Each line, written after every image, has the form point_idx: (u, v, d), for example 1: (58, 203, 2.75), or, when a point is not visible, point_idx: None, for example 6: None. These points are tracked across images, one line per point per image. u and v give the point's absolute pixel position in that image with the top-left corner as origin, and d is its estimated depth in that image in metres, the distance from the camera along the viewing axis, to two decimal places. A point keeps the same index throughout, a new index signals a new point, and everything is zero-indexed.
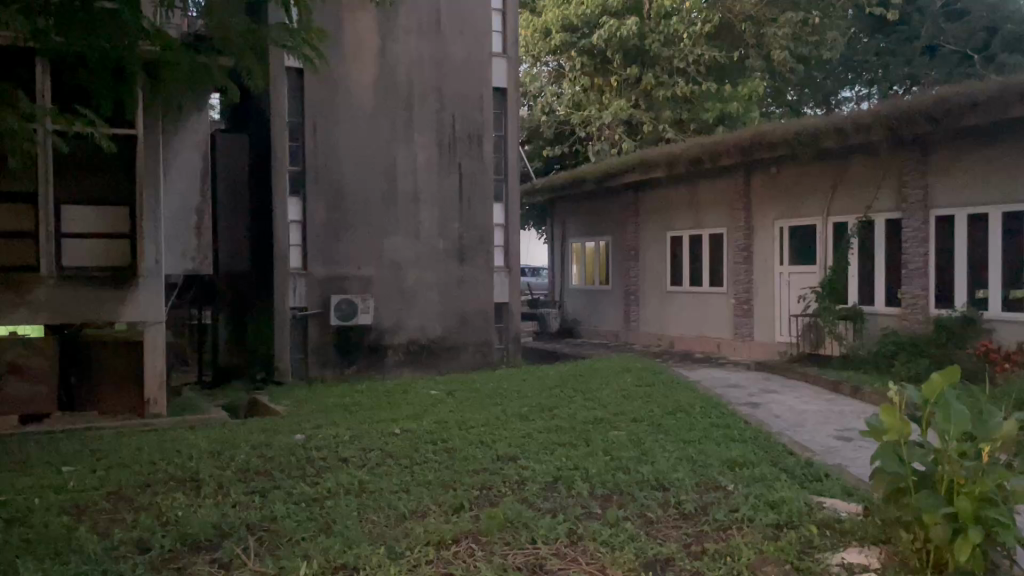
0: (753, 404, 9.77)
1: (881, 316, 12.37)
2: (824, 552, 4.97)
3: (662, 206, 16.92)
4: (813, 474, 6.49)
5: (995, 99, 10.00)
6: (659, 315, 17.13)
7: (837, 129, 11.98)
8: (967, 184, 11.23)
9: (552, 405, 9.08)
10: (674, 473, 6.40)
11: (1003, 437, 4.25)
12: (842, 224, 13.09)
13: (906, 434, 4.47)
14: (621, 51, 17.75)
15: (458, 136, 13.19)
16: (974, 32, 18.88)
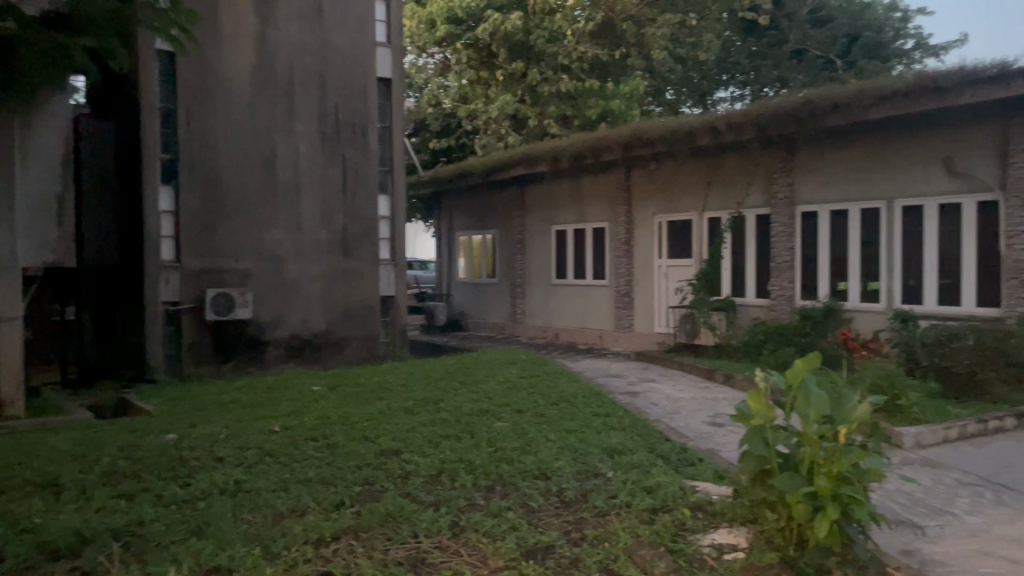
0: (632, 393, 10.06)
1: (751, 308, 12.99)
2: (696, 534, 5.18)
3: (547, 200, 17.14)
4: (687, 460, 6.74)
5: (852, 102, 10.63)
6: (544, 308, 17.35)
7: (711, 128, 12.47)
8: (829, 183, 11.93)
9: (437, 398, 9.05)
10: (556, 462, 6.50)
11: (857, 419, 4.52)
12: (717, 220, 13.64)
13: (771, 417, 4.70)
14: (507, 46, 17.79)
15: (341, 126, 12.92)
16: (837, 38, 20.21)
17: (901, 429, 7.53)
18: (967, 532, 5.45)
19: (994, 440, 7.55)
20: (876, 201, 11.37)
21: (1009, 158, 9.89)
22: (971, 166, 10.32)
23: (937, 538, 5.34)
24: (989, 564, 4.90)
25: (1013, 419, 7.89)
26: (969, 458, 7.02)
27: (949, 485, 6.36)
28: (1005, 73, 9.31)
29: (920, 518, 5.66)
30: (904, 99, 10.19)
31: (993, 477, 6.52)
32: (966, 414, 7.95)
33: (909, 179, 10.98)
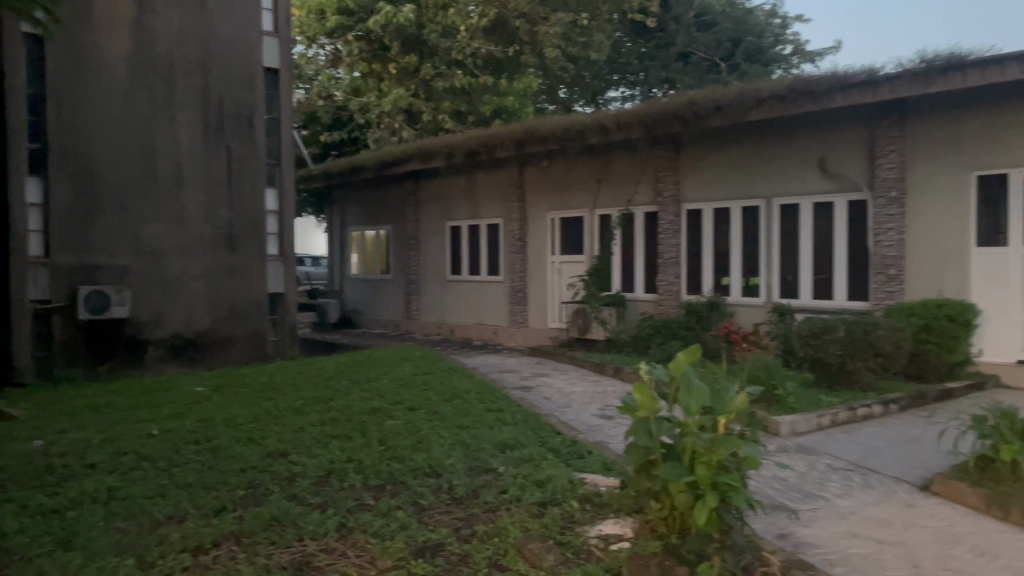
0: (524, 388, 10.14)
1: (640, 302, 13.35)
2: (584, 525, 5.26)
3: (441, 195, 17.06)
4: (576, 452, 6.84)
5: (734, 104, 11.03)
6: (439, 304, 17.27)
7: (601, 126, 12.70)
8: (712, 182, 12.38)
9: (327, 397, 8.86)
10: (447, 459, 6.47)
11: (734, 409, 4.71)
12: (607, 216, 13.93)
13: (655, 409, 4.83)
14: (400, 39, 17.54)
15: (226, 116, 12.45)
16: (721, 42, 20.90)
17: (777, 417, 7.89)
18: (838, 514, 5.75)
19: (863, 426, 8.00)
20: (756, 199, 11.86)
21: (876, 160, 10.43)
22: (842, 167, 10.86)
23: (810, 521, 5.61)
24: (857, 545, 5.19)
25: (880, 406, 8.36)
26: (839, 444, 7.42)
27: (822, 470, 6.70)
28: (873, 79, 9.78)
29: (795, 503, 5.94)
30: (782, 101, 10.63)
31: (862, 461, 6.90)
32: (837, 402, 8.39)
33: (786, 179, 11.50)
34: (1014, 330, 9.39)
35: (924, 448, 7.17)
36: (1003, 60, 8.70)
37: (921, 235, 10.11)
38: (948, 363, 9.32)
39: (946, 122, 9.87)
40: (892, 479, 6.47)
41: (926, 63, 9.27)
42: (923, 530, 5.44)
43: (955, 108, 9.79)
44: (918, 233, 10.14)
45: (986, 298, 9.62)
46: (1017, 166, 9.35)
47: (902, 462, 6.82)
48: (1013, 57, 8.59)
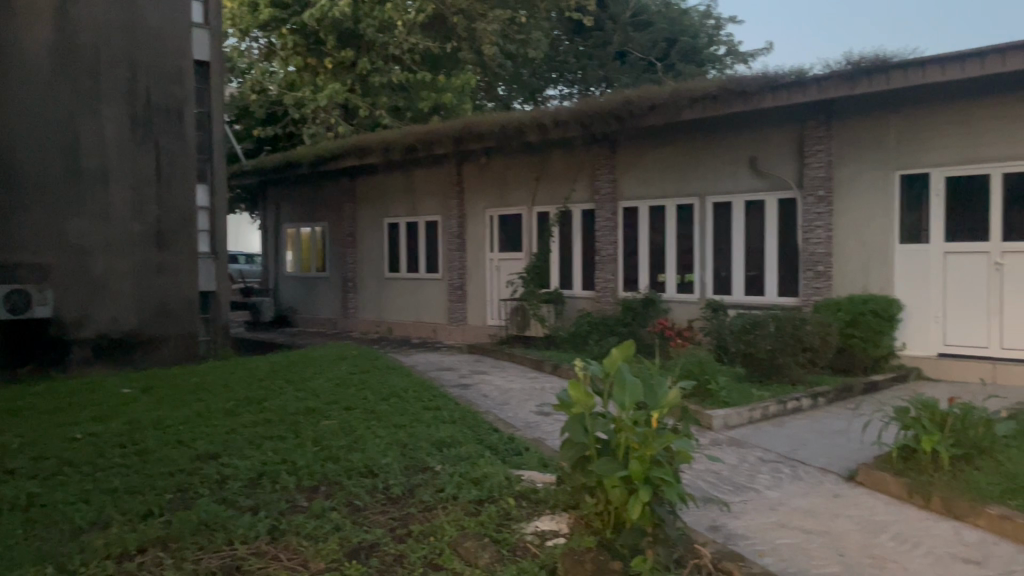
0: (463, 385, 10.12)
1: (578, 299, 13.46)
2: (520, 522, 5.27)
3: (378, 192, 16.90)
4: (514, 449, 6.85)
5: (668, 104, 11.18)
6: (377, 302, 17.11)
7: (538, 124, 12.75)
8: (648, 180, 12.55)
9: (261, 397, 8.69)
10: (383, 459, 6.41)
11: (667, 404, 4.77)
12: (545, 213, 14.01)
13: (590, 405, 4.87)
14: (335, 33, 17.07)
15: (154, 110, 12.09)
16: (657, 42, 21.13)
17: (710, 411, 8.04)
18: (768, 505, 5.88)
19: (793, 418, 8.20)
20: (690, 197, 12.07)
21: (805, 159, 10.69)
22: (772, 166, 11.12)
23: (741, 513, 5.73)
24: (786, 535, 5.32)
25: (809, 399, 8.58)
26: (770, 436, 7.60)
27: (753, 463, 6.84)
28: (802, 80, 10.02)
29: (727, 495, 6.06)
30: (715, 101, 10.82)
31: (791, 453, 7.07)
32: (768, 395, 8.59)
33: (719, 178, 11.72)
34: (934, 324, 9.72)
35: (850, 439, 7.38)
36: (925, 64, 8.97)
37: (848, 233, 10.40)
38: (873, 356, 9.62)
39: (870, 123, 10.16)
40: (820, 470, 6.65)
41: (852, 65, 9.51)
42: (849, 519, 5.60)
43: (879, 111, 10.08)
44: (844, 230, 10.43)
45: (909, 293, 9.93)
46: (937, 166, 9.67)
47: (829, 453, 7.03)
48: (933, 60, 8.88)
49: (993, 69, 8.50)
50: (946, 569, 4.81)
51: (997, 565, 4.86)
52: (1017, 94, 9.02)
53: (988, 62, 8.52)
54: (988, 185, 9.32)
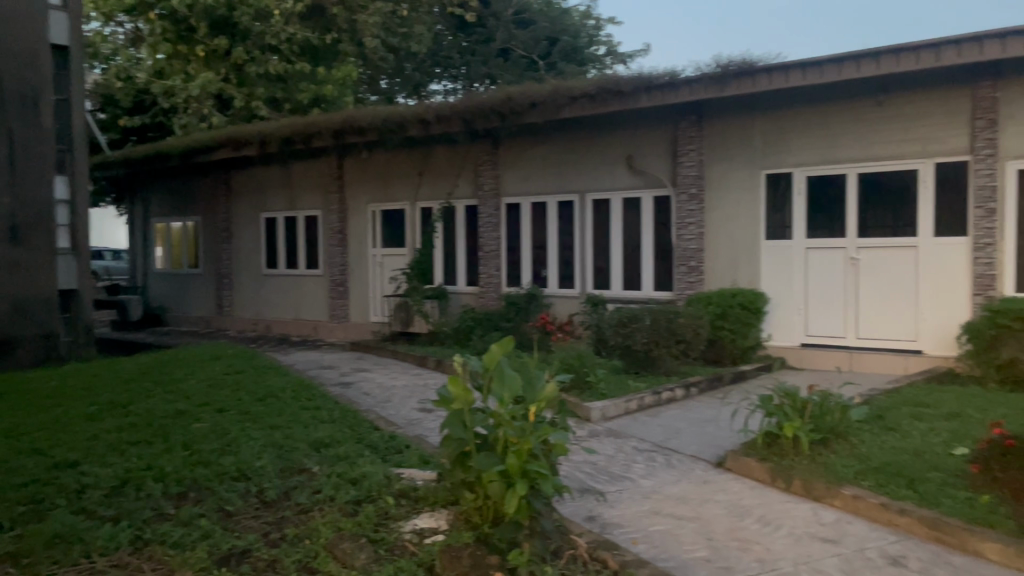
0: (343, 383, 9.94)
1: (462, 295, 13.50)
2: (399, 521, 5.21)
3: (255, 185, 16.37)
4: (394, 447, 6.78)
5: (548, 101, 11.34)
6: (254, 299, 16.58)
7: (420, 119, 12.67)
8: (529, 177, 12.71)
9: (126, 400, 8.26)
10: (258, 461, 6.21)
11: (545, 398, 4.84)
12: (428, 209, 13.96)
13: (469, 401, 4.83)
14: (208, 20, 16.41)
15: (7, 96, 11.26)
16: (539, 40, 21.22)
17: (589, 403, 8.23)
18: (642, 494, 6.06)
19: (667, 409, 8.48)
20: (571, 194, 12.29)
21: (678, 158, 11.07)
22: (648, 165, 11.45)
23: (617, 502, 5.88)
24: (658, 522, 5.49)
25: (682, 389, 8.89)
26: (645, 427, 7.83)
27: (628, 452, 7.03)
28: (674, 81, 10.35)
29: (603, 485, 6.20)
30: (592, 100, 11.06)
31: (665, 442, 7.32)
32: (644, 387, 8.85)
33: (598, 175, 11.99)
34: (797, 316, 10.26)
35: (719, 427, 7.69)
36: (785, 69, 9.44)
37: (718, 229, 10.84)
38: (741, 347, 10.05)
39: (739, 124, 10.62)
40: (691, 458, 6.90)
41: (721, 68, 9.88)
42: (717, 504, 5.84)
43: (747, 113, 10.55)
44: (716, 227, 10.87)
45: (774, 286, 10.44)
46: (799, 166, 10.20)
47: (700, 441, 7.31)
48: (794, 65, 9.34)
49: (849, 75, 9.00)
50: (804, 549, 5.09)
51: (850, 543, 5.17)
52: (869, 99, 9.62)
53: (845, 67, 9.01)
54: (845, 184, 9.91)
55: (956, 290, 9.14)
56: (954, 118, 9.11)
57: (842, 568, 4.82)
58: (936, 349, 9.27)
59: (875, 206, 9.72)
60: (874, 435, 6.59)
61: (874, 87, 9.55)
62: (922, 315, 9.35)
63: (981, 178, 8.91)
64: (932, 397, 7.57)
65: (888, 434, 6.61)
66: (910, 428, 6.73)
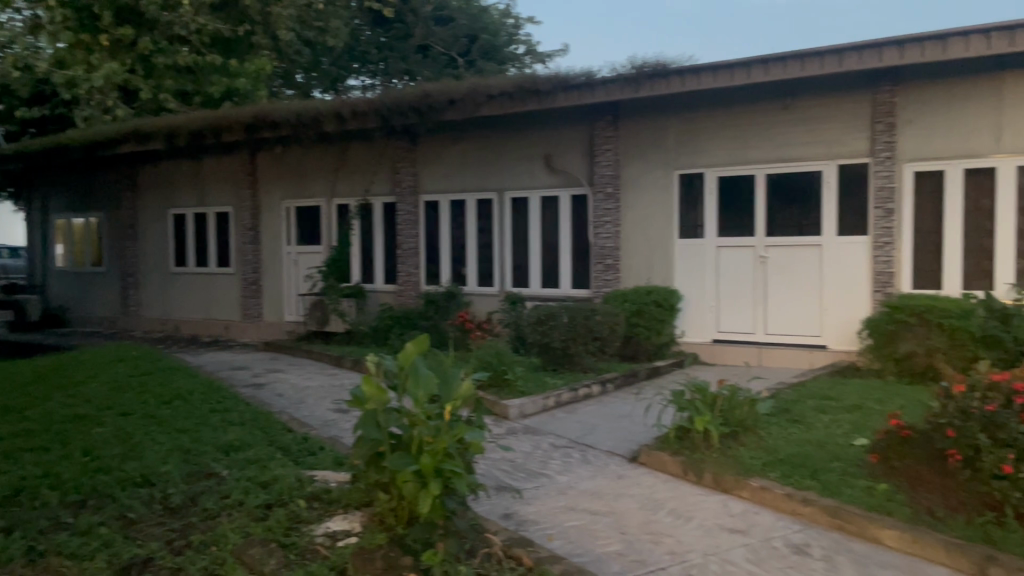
0: (256, 385, 9.68)
1: (380, 293, 13.36)
2: (311, 524, 5.10)
3: (163, 181, 15.81)
4: (307, 449, 6.64)
5: (466, 99, 11.30)
6: (162, 299, 16.02)
7: (335, 114, 12.45)
8: (447, 174, 12.67)
9: (22, 405, 7.85)
10: (163, 467, 5.99)
11: (460, 397, 4.81)
12: (344, 206, 13.76)
13: (384, 401, 4.76)
14: (111, 8, 15.31)
15: None
16: (458, 38, 20.97)
17: (506, 401, 8.25)
18: (557, 490, 6.10)
19: (584, 405, 8.56)
20: (489, 192, 12.29)
21: (594, 158, 11.20)
22: (565, 163, 11.55)
23: (533, 499, 5.91)
24: (573, 518, 5.54)
25: (599, 386, 8.99)
26: (562, 423, 7.89)
27: (545, 449, 7.07)
28: (591, 82, 10.46)
29: (519, 483, 6.22)
30: (511, 98, 11.08)
31: (581, 438, 7.39)
32: (562, 383, 8.92)
33: (515, 174, 12.04)
34: (709, 313, 10.52)
35: (633, 422, 7.82)
36: (698, 72, 9.63)
37: (634, 228, 11.02)
38: (656, 343, 10.23)
39: (653, 125, 10.81)
40: (606, 453, 6.99)
41: (636, 70, 10.03)
42: (631, 498, 5.93)
43: (661, 114, 10.74)
44: (631, 226, 11.04)
45: (688, 284, 10.67)
46: (711, 167, 10.45)
47: (615, 437, 7.41)
48: (706, 68, 9.55)
49: (757, 78, 9.28)
50: (714, 540, 5.21)
51: (757, 533, 5.33)
52: (777, 103, 9.93)
53: (754, 71, 9.29)
54: (754, 184, 10.20)
55: (857, 287, 9.53)
56: (856, 122, 9.47)
57: (749, 558, 4.95)
58: (840, 344, 9.63)
59: (782, 206, 10.03)
60: (779, 428, 6.82)
61: (781, 91, 9.87)
62: (826, 311, 9.71)
63: (881, 179, 9.30)
64: (835, 390, 7.87)
65: (793, 426, 6.84)
66: (814, 420, 6.98)
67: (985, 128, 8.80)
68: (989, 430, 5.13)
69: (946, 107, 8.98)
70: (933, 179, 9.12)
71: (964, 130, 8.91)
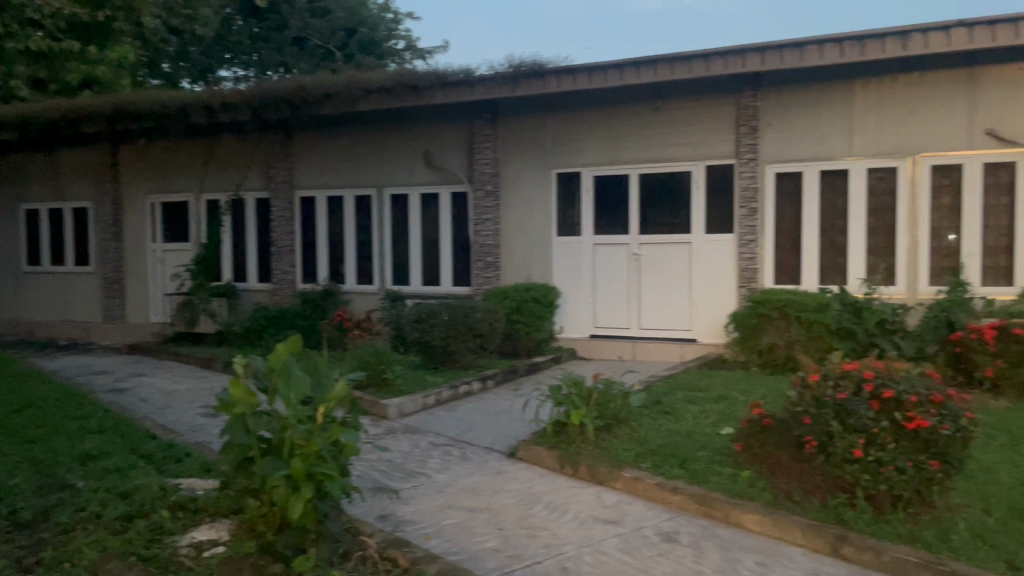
0: (118, 390, 9.16)
1: (253, 292, 12.95)
2: (174, 536, 4.86)
3: (13, 173, 14.76)
4: (173, 456, 6.34)
5: (342, 94, 11.10)
6: (14, 299, 14.96)
7: (204, 106, 11.94)
8: (323, 169, 12.40)
9: None
10: (11, 480, 5.60)
11: (334, 398, 4.70)
12: (215, 201, 13.26)
13: (253, 404, 4.60)
14: None
15: None
16: (335, 31, 20.11)
17: (385, 401, 8.15)
18: (435, 489, 6.07)
19: (463, 403, 8.56)
20: (367, 188, 12.11)
21: (473, 155, 11.22)
22: (444, 160, 11.52)
23: (410, 498, 5.86)
24: (450, 516, 5.53)
25: (479, 382, 9.02)
26: (441, 421, 7.86)
27: (423, 448, 7.02)
28: (468, 79, 10.45)
29: (397, 483, 6.15)
30: (389, 94, 10.94)
31: (460, 436, 7.38)
32: (441, 381, 8.89)
33: (394, 170, 11.91)
34: (586, 309, 10.74)
35: (512, 418, 7.88)
36: (573, 73, 9.79)
37: (513, 225, 11.11)
38: (535, 340, 10.33)
39: (531, 124, 10.92)
40: (485, 449, 7.01)
41: (513, 68, 10.10)
42: (508, 494, 5.98)
43: (539, 114, 10.87)
44: (510, 223, 11.13)
45: (566, 281, 10.85)
46: (586, 166, 10.66)
47: (494, 433, 7.44)
48: (581, 69, 9.71)
49: (630, 80, 9.54)
50: (588, 532, 5.32)
51: (629, 523, 5.47)
52: (649, 104, 10.22)
53: (626, 73, 9.54)
54: (628, 184, 10.47)
55: (724, 283, 9.95)
56: (722, 125, 9.88)
57: (622, 547, 5.08)
58: (708, 338, 10.03)
59: (655, 205, 10.35)
60: (651, 420, 7.03)
61: (651, 93, 10.17)
62: (696, 306, 10.10)
63: (745, 180, 9.75)
64: (703, 382, 8.20)
65: (664, 418, 7.07)
66: (684, 411, 7.24)
67: (838, 132, 9.36)
68: (840, 416, 5.34)
69: (803, 113, 9.50)
70: (792, 180, 9.64)
71: (820, 134, 9.44)
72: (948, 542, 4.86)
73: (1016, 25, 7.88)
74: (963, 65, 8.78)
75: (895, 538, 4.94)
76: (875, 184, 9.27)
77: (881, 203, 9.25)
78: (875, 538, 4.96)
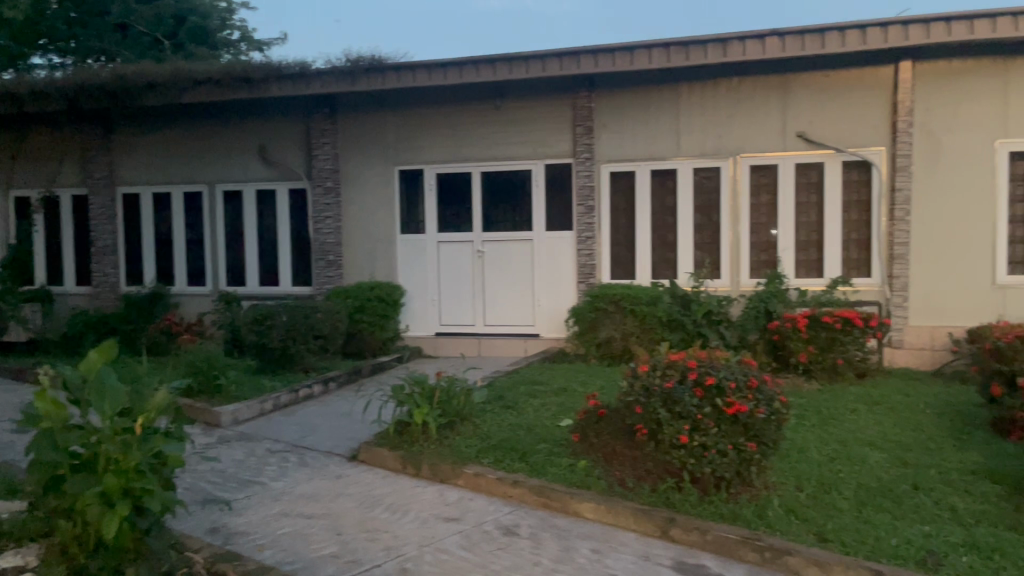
0: None
1: (72, 296, 12.08)
2: None
3: None
4: None
5: (167, 84, 10.48)
6: None
7: (9, 94, 10.95)
8: (149, 164, 11.70)
9: None
10: None
11: (157, 407, 4.40)
12: (24, 198, 12.35)
13: (62, 417, 4.26)
14: None
15: None
16: (161, 19, 18.50)
17: (218, 408, 7.78)
18: (271, 497, 5.86)
19: (303, 407, 8.31)
20: (198, 184, 11.53)
21: (312, 151, 10.91)
22: (281, 156, 11.14)
23: (244, 509, 5.62)
24: (287, 524, 5.35)
25: (320, 385, 8.78)
26: (279, 426, 7.61)
27: (259, 456, 6.75)
28: (305, 72, 10.14)
29: (230, 493, 5.89)
30: (219, 86, 10.44)
31: (299, 441, 7.16)
32: (280, 386, 8.57)
33: (227, 165, 11.39)
34: (431, 307, 10.70)
35: (353, 420, 7.74)
36: (413, 69, 9.71)
37: (355, 223, 10.90)
38: (380, 338, 10.16)
39: (372, 120, 10.76)
40: (324, 454, 6.84)
41: (351, 63, 9.90)
42: (348, 498, 5.85)
43: (379, 110, 10.73)
44: (351, 221, 10.92)
45: (410, 279, 10.77)
46: (430, 164, 10.61)
47: (334, 437, 7.27)
48: (421, 65, 9.65)
49: (471, 78, 9.58)
50: (429, 531, 5.29)
51: (470, 519, 5.50)
52: (490, 103, 10.31)
53: (465, 71, 9.57)
54: (469, 181, 10.52)
55: (562, 278, 10.21)
56: (560, 125, 10.12)
57: (462, 544, 5.10)
58: (549, 332, 10.27)
59: (497, 202, 10.46)
60: (493, 415, 7.09)
61: (491, 92, 10.26)
62: (537, 302, 10.30)
63: (581, 178, 10.02)
64: (543, 376, 8.36)
65: (505, 413, 7.15)
66: (525, 405, 7.36)
67: (666, 133, 9.81)
68: (667, 403, 5.56)
69: (634, 115, 9.88)
70: (625, 179, 10.01)
71: (650, 134, 9.86)
72: (764, 518, 5.21)
73: (925, 26, 8.29)
74: (776, 71, 9.42)
75: (718, 518, 5.24)
76: (701, 182, 9.78)
77: (707, 201, 9.78)
78: (700, 518, 5.24)
